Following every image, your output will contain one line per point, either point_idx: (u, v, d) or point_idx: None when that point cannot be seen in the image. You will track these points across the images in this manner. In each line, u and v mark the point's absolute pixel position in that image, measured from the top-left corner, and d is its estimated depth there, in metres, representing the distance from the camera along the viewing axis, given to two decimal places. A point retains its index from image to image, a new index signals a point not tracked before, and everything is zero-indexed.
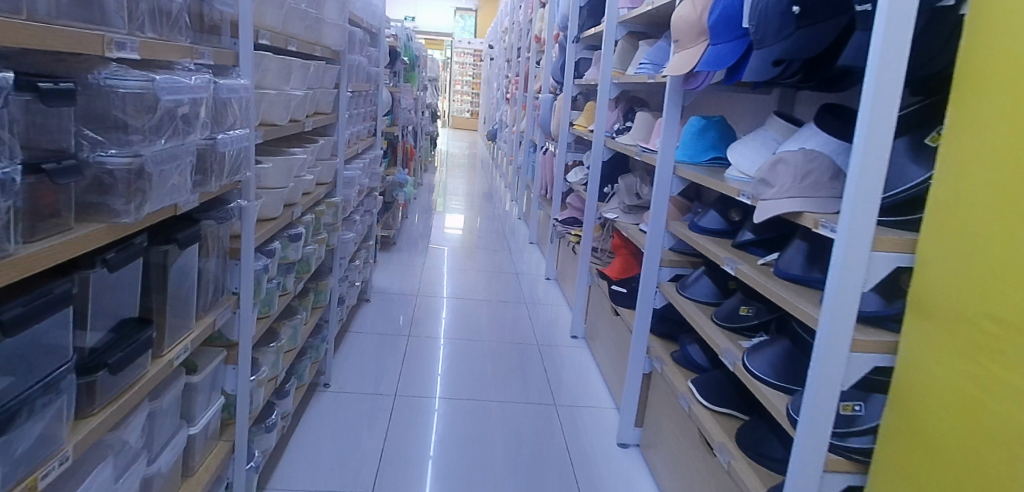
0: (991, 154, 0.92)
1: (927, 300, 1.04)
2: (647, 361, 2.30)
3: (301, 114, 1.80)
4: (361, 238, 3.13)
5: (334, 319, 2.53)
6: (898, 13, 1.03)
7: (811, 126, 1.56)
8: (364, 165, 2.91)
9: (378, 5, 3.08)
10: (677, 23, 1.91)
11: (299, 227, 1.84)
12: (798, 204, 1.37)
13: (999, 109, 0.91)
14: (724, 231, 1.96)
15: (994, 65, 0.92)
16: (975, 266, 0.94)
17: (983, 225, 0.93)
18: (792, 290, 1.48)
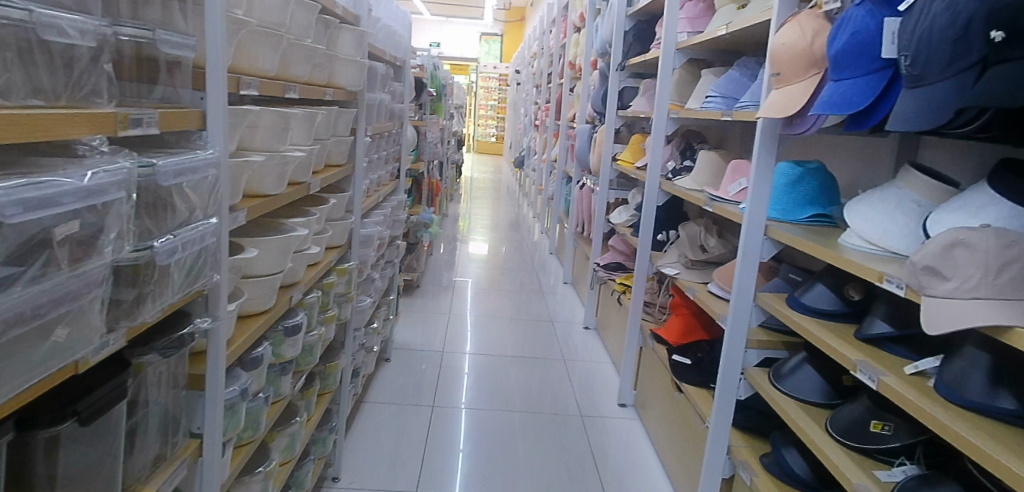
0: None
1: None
2: (728, 461, 1.87)
3: (306, 174, 1.45)
4: (380, 296, 2.76)
5: (347, 400, 2.16)
6: None
7: (986, 190, 1.13)
8: (385, 215, 2.55)
9: (403, 35, 2.75)
10: (778, 52, 1.51)
11: (300, 313, 1.48)
12: (999, 312, 0.94)
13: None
14: (837, 313, 1.54)
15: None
16: None
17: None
18: (974, 425, 1.03)
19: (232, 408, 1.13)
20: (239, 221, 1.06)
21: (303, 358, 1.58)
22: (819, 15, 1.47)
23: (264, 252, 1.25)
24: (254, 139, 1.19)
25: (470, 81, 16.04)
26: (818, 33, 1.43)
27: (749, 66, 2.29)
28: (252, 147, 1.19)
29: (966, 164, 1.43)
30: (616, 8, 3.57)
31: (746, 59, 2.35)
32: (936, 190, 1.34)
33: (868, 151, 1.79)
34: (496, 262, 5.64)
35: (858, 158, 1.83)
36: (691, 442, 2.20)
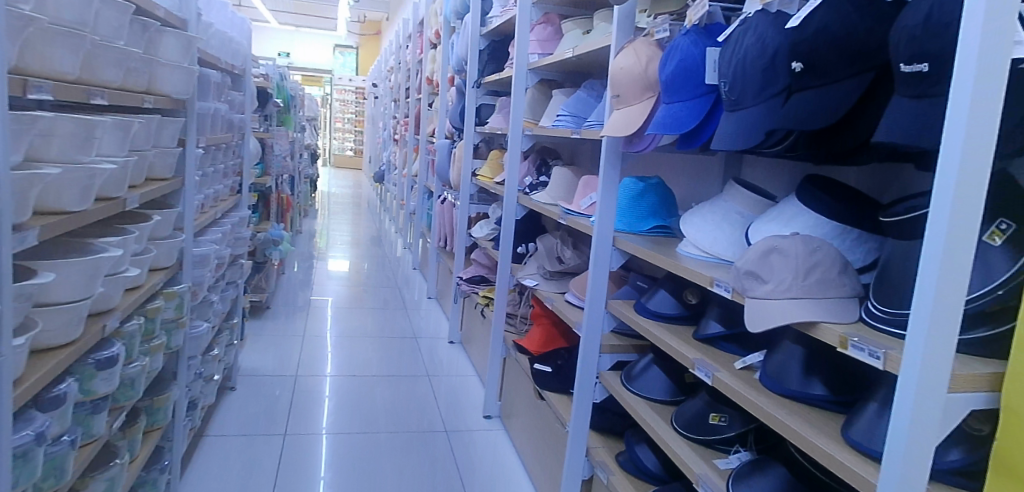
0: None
1: (1020, 464, 0.74)
2: (587, 464, 1.93)
3: (121, 188, 1.33)
4: (220, 320, 2.58)
5: (181, 435, 1.99)
6: (987, 75, 0.70)
7: (796, 202, 1.26)
8: (224, 232, 2.40)
9: (241, 43, 2.62)
10: (616, 75, 1.61)
11: (118, 344, 1.35)
12: (808, 310, 1.05)
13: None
14: (678, 316, 1.65)
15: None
16: None
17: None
18: (794, 412, 1.14)
19: (23, 457, 1.00)
20: (27, 244, 0.95)
21: (122, 392, 1.44)
22: (652, 43, 1.58)
23: (65, 275, 1.12)
24: (48, 150, 1.07)
25: (326, 94, 15.58)
26: (650, 59, 1.54)
27: (595, 87, 2.41)
28: (45, 158, 1.07)
29: (780, 179, 1.59)
30: (470, 27, 3.63)
31: (592, 81, 2.47)
32: (756, 202, 1.48)
33: (701, 167, 1.95)
34: (356, 278, 5.49)
35: (693, 174, 1.98)
36: (553, 448, 2.25)
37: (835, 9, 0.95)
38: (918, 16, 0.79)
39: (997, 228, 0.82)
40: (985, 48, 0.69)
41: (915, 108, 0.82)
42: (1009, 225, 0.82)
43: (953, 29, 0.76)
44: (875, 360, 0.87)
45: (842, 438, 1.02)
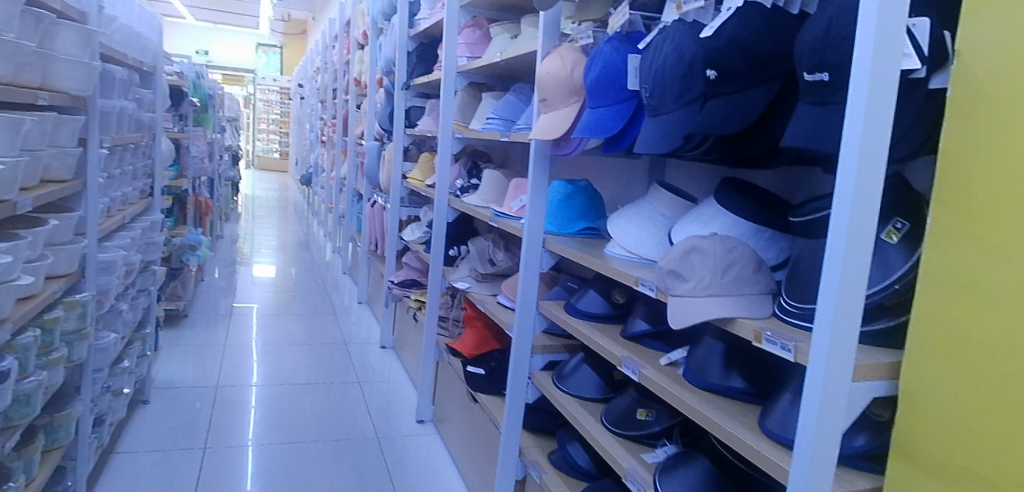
0: (1006, 260, 0.68)
1: (919, 447, 0.79)
2: (520, 464, 1.94)
3: (11, 190, 1.24)
4: (131, 329, 2.46)
5: (86, 453, 1.88)
6: (880, 85, 0.75)
7: (715, 204, 1.31)
8: (133, 237, 2.28)
9: (150, 39, 2.50)
10: (542, 80, 1.63)
11: (9, 358, 1.26)
12: (727, 307, 1.09)
13: (1016, 209, 0.67)
14: (606, 315, 1.68)
15: (1000, 162, 0.69)
16: (987, 410, 0.70)
17: (1006, 359, 0.68)
18: (715, 405, 1.18)
19: None
20: None
21: (15, 411, 1.35)
22: (576, 48, 1.61)
23: None
24: None
25: (248, 94, 15.06)
26: (575, 64, 1.57)
27: (524, 91, 2.44)
28: None
29: (702, 181, 1.65)
30: (398, 28, 3.59)
31: (521, 85, 2.50)
32: (678, 205, 1.53)
33: (627, 170, 1.99)
34: (283, 284, 5.33)
35: (619, 176, 2.03)
36: (486, 450, 2.25)
37: (745, 21, 1.01)
38: (819, 28, 0.84)
39: (893, 226, 0.88)
40: (877, 59, 0.74)
41: (819, 114, 0.87)
42: (904, 223, 0.87)
43: (850, 41, 0.81)
44: (787, 353, 0.92)
45: (759, 429, 1.07)
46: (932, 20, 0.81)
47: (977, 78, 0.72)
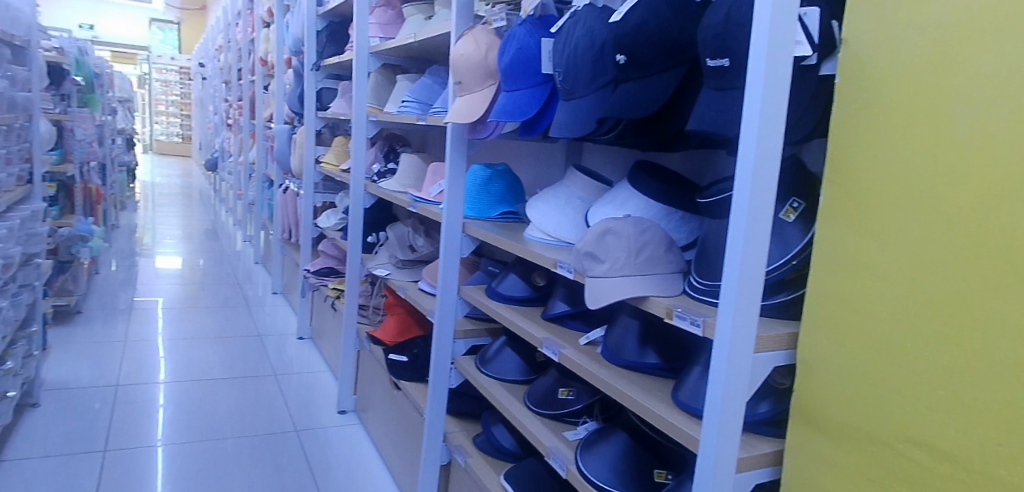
0: (893, 234, 0.73)
1: (819, 413, 0.84)
2: (445, 449, 1.95)
3: None
4: (13, 328, 2.28)
5: None
6: (775, 72, 0.79)
7: (629, 187, 1.34)
8: (11, 227, 2.11)
9: (21, 11, 2.30)
10: (457, 62, 1.61)
11: None
12: (640, 286, 1.12)
13: (900, 187, 0.72)
14: (527, 298, 1.70)
15: (885, 143, 0.74)
16: (879, 374, 0.75)
17: (894, 327, 0.73)
18: (631, 381, 1.22)
19: None
20: None
21: None
22: (490, 31, 1.61)
23: None
24: None
25: (145, 74, 14.15)
26: (490, 47, 1.57)
27: (440, 73, 2.41)
28: None
29: (616, 164, 1.69)
30: (306, 7, 3.47)
31: (436, 67, 2.47)
32: (595, 188, 1.55)
33: (544, 153, 2.01)
34: (191, 276, 5.08)
35: (537, 160, 2.04)
36: (410, 437, 2.24)
37: (652, 7, 1.03)
38: (719, 15, 0.87)
39: (790, 206, 0.93)
40: (772, 45, 0.78)
41: (720, 99, 0.90)
42: (800, 203, 0.93)
43: (747, 29, 0.84)
44: (695, 328, 0.96)
45: (673, 402, 1.11)
46: (821, 10, 0.86)
47: (863, 64, 0.76)
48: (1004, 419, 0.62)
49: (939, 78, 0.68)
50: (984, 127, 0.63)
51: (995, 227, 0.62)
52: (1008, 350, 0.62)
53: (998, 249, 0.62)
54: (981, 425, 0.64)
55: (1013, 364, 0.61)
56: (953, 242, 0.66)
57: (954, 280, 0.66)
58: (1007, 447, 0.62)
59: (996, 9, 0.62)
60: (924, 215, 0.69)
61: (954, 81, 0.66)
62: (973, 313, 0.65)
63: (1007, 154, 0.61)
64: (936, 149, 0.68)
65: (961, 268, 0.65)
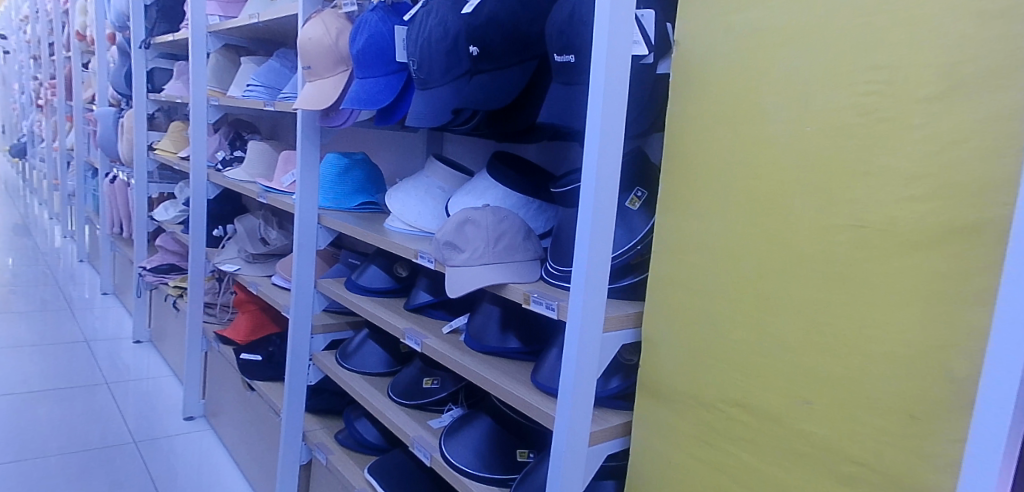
0: (719, 221, 0.81)
1: (661, 386, 0.91)
2: (305, 448, 1.88)
3: None
4: None
5: None
6: (616, 70, 0.84)
7: (486, 176, 1.36)
8: None
9: None
10: (304, 46, 1.55)
11: None
12: (499, 274, 1.15)
13: (722, 179, 0.80)
14: (388, 290, 1.68)
15: (712, 137, 0.81)
16: (710, 346, 0.83)
17: (722, 303, 0.81)
18: (493, 367, 1.25)
19: None
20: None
21: None
22: (340, 15, 1.56)
23: None
24: None
25: None
26: (339, 32, 1.52)
27: (289, 57, 2.30)
28: None
29: (476, 155, 1.71)
30: None
31: (284, 50, 2.35)
32: (455, 178, 1.56)
33: (403, 143, 1.99)
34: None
35: (395, 150, 2.02)
36: (267, 439, 2.13)
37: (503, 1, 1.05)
38: (564, 13, 0.91)
39: (635, 195, 0.99)
40: (612, 44, 0.82)
41: (568, 93, 0.95)
42: (644, 192, 1.00)
43: (589, 27, 0.89)
44: (551, 312, 1.00)
45: (533, 384, 1.15)
46: (657, 13, 0.93)
47: (693, 64, 0.83)
48: (809, 380, 0.72)
49: (755, 80, 0.76)
50: (797, 122, 0.71)
51: (800, 213, 0.71)
52: (812, 319, 0.71)
53: (803, 232, 0.71)
54: (791, 386, 0.73)
55: (815, 331, 0.71)
56: (768, 225, 0.75)
57: (769, 260, 0.75)
58: (810, 404, 0.72)
59: (798, 20, 0.71)
60: (745, 202, 0.77)
61: (767, 83, 0.74)
62: (784, 289, 0.74)
63: (810, 149, 0.70)
64: (754, 143, 0.76)
65: (776, 249, 0.74)
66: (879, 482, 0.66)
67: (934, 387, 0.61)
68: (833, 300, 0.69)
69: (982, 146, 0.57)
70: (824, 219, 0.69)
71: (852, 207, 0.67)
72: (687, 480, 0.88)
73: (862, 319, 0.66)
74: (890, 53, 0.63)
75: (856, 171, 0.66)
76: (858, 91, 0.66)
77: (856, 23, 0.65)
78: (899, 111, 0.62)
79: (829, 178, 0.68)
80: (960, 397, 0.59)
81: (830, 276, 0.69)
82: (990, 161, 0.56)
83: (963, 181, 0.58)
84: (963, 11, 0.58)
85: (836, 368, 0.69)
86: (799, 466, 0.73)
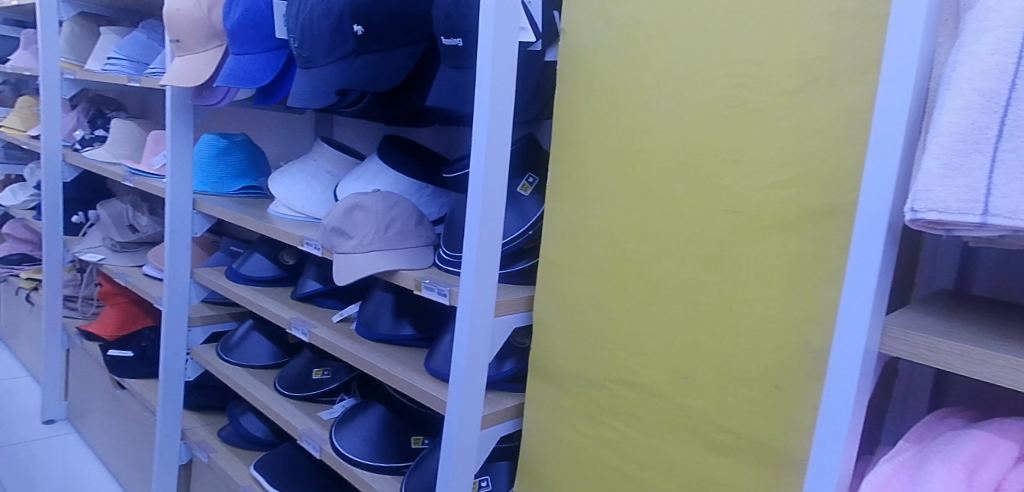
0: (604, 207, 0.83)
1: (551, 367, 0.93)
2: (184, 447, 1.78)
3: None
4: None
5: None
6: (503, 55, 0.84)
7: (377, 160, 1.33)
8: None
9: None
10: (172, 17, 1.45)
11: None
12: (390, 261, 1.13)
13: (607, 166, 0.82)
14: (273, 278, 1.61)
15: (599, 125, 0.83)
16: (598, 327, 0.86)
17: (608, 286, 0.84)
18: (385, 355, 1.23)
19: None
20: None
21: None
22: None
23: None
24: None
25: None
26: (212, 4, 1.44)
27: (157, 30, 2.14)
28: None
29: (365, 140, 1.67)
30: None
31: (152, 22, 2.18)
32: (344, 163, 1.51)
33: (288, 125, 1.91)
34: None
35: (280, 133, 1.93)
36: (140, 440, 2.00)
37: None
38: None
39: (526, 181, 1.01)
40: (500, 29, 0.82)
41: (456, 77, 0.94)
42: (534, 178, 1.01)
43: (476, 11, 0.89)
44: (442, 297, 1.00)
45: (426, 370, 1.14)
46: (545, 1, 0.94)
47: (578, 53, 0.85)
48: (687, 357, 0.75)
49: (637, 70, 0.78)
50: (675, 112, 0.74)
51: (678, 198, 0.75)
52: (690, 298, 0.75)
53: (682, 216, 0.74)
54: (671, 362, 0.77)
55: (693, 311, 0.74)
56: (649, 210, 0.78)
57: (652, 244, 0.78)
58: (689, 379, 0.75)
59: (675, 13, 0.74)
60: (629, 188, 0.80)
61: (648, 74, 0.77)
62: (664, 270, 0.77)
63: (687, 138, 0.73)
64: (637, 131, 0.79)
65: (657, 233, 0.77)
66: (749, 447, 0.71)
67: (795, 359, 0.66)
68: (709, 280, 0.73)
69: (836, 136, 0.62)
70: (700, 204, 0.73)
71: (724, 192, 0.70)
72: (578, 456, 0.90)
73: (734, 299, 0.70)
74: (757, 47, 0.67)
75: (728, 159, 0.70)
76: (729, 83, 0.69)
77: (726, 19, 0.69)
78: (764, 102, 0.67)
79: (704, 164, 0.72)
80: (816, 367, 0.65)
81: (706, 257, 0.73)
82: (842, 151, 0.61)
83: (819, 169, 0.63)
84: (820, 10, 0.62)
85: (712, 344, 0.73)
86: (680, 438, 0.77)
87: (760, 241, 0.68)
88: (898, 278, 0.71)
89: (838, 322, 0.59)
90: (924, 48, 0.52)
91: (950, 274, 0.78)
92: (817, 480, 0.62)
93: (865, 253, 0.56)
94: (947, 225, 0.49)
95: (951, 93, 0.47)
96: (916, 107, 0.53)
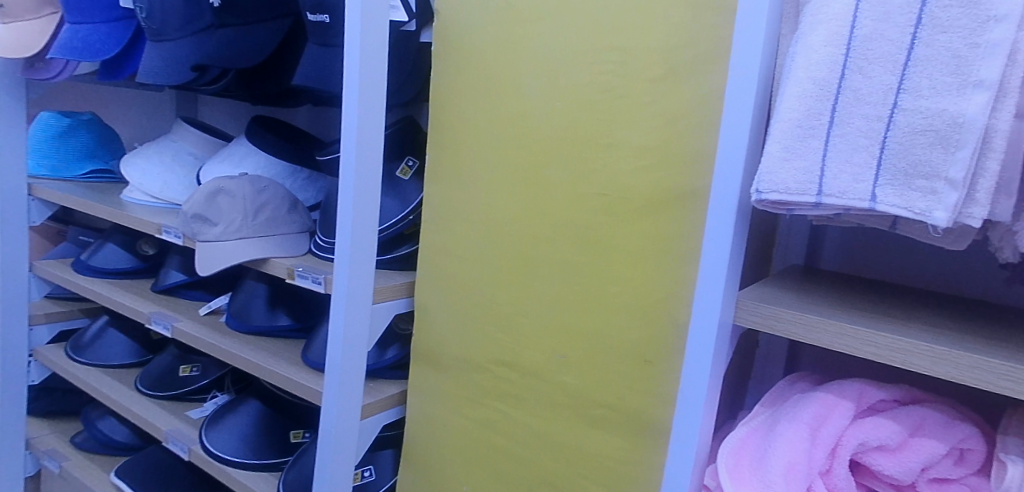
0: (482, 191, 0.83)
1: (434, 353, 0.92)
2: (30, 458, 1.61)
3: None
4: None
5: None
6: (374, 33, 0.81)
7: (245, 143, 1.26)
8: None
9: None
10: None
11: None
12: (259, 248, 1.08)
13: (484, 150, 0.82)
14: (130, 270, 1.49)
15: (475, 107, 0.82)
16: (479, 311, 0.86)
17: (488, 270, 0.84)
18: (259, 348, 1.17)
19: None
20: None
21: None
22: None
23: None
24: None
25: None
26: None
27: None
28: None
29: (233, 121, 1.57)
30: None
31: None
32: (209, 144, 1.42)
33: (144, 105, 1.76)
34: None
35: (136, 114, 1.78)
36: None
37: None
38: None
39: (406, 164, 0.99)
40: (369, 7, 0.80)
41: (324, 55, 0.90)
42: (414, 162, 1.00)
43: None
44: (317, 285, 0.97)
45: (303, 362, 1.10)
46: None
47: (452, 34, 0.84)
48: (565, 337, 0.77)
49: (511, 54, 0.78)
50: (548, 97, 0.75)
51: (553, 182, 0.76)
52: (566, 279, 0.76)
53: (557, 199, 0.76)
54: (550, 343, 0.79)
55: (570, 291, 0.76)
56: (526, 194, 0.78)
57: (529, 226, 0.79)
58: (566, 358, 0.77)
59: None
60: (507, 171, 0.80)
61: (521, 59, 0.77)
62: (542, 253, 0.78)
63: (561, 122, 0.74)
64: (512, 116, 0.79)
65: (535, 216, 0.78)
66: (623, 420, 0.74)
67: (662, 334, 0.69)
68: (585, 261, 0.74)
69: (695, 121, 0.65)
70: (574, 187, 0.74)
71: (597, 175, 0.72)
72: (461, 440, 0.90)
73: (607, 279, 0.73)
74: (624, 35, 0.69)
75: (600, 143, 0.72)
76: (598, 69, 0.71)
77: (595, 6, 0.70)
78: (631, 89, 0.69)
79: (577, 147, 0.73)
80: (679, 341, 0.68)
81: (582, 238, 0.74)
82: (700, 136, 0.65)
83: (680, 153, 0.66)
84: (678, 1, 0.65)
85: (587, 323, 0.75)
86: (560, 416, 0.79)
87: (630, 222, 0.70)
88: (755, 255, 0.77)
89: (697, 298, 0.62)
90: (767, 39, 0.56)
91: (800, 252, 0.85)
92: (681, 446, 0.65)
93: (720, 231, 0.60)
94: (788, 205, 0.53)
95: (790, 82, 0.50)
96: (762, 94, 0.57)
